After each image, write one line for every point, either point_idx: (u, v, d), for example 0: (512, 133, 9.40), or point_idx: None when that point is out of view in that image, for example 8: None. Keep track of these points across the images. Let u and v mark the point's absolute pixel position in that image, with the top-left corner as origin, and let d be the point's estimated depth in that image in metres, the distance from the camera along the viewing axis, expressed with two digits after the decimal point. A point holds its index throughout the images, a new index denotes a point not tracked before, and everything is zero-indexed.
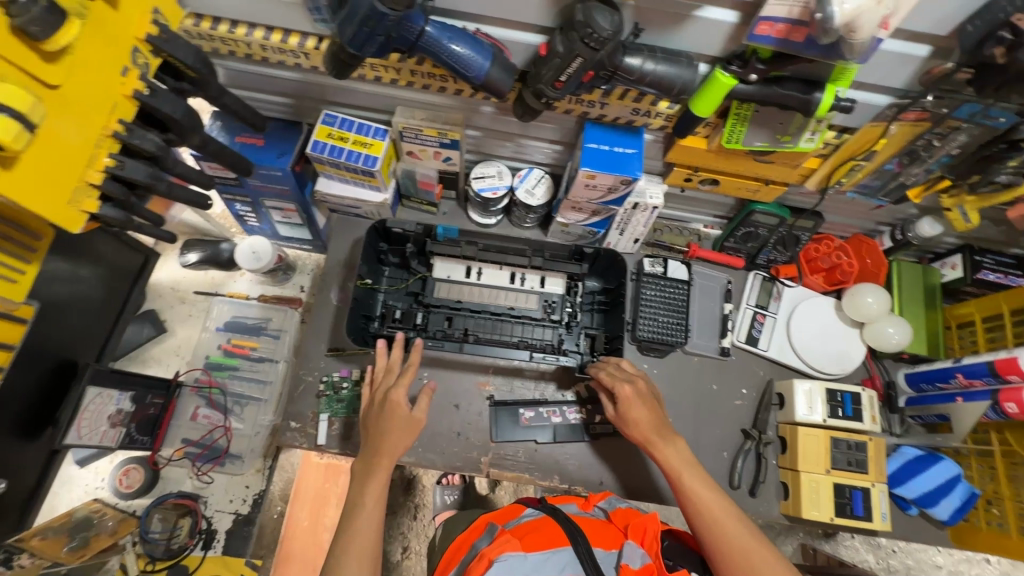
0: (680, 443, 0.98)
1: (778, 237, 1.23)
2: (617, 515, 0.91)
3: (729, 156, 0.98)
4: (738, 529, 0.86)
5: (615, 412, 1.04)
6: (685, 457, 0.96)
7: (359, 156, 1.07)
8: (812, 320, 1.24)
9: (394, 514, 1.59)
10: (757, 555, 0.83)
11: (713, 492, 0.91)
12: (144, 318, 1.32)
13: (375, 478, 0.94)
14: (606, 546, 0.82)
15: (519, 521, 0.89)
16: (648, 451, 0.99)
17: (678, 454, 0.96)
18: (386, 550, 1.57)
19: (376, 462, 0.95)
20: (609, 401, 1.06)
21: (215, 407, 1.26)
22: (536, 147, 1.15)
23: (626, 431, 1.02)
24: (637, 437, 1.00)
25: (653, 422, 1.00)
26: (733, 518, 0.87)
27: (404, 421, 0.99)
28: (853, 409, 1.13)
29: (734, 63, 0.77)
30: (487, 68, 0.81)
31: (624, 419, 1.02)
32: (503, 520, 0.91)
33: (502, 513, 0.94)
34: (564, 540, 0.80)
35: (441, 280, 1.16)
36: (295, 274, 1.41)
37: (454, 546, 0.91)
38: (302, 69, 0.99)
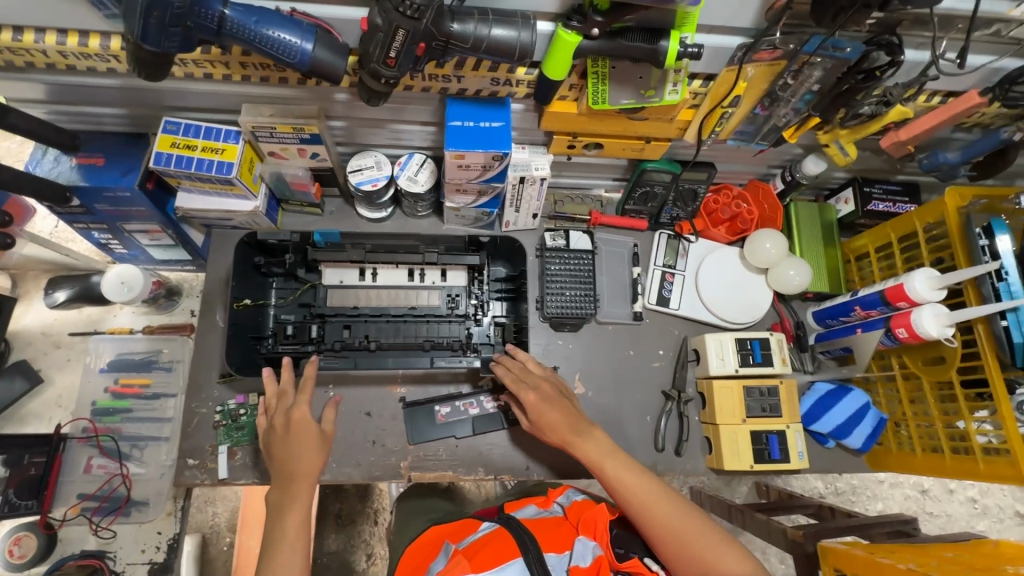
0: (597, 434, 0.96)
1: (675, 193, 1.20)
2: (572, 510, 0.92)
3: (602, 118, 0.94)
4: (667, 507, 0.86)
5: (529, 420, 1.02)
6: (605, 447, 0.94)
7: (210, 164, 0.97)
8: (718, 272, 1.24)
9: (353, 522, 1.53)
10: (688, 530, 0.83)
11: (638, 476, 0.90)
12: (13, 370, 1.19)
13: (292, 508, 0.86)
14: (559, 550, 0.83)
15: (473, 536, 0.89)
16: (569, 450, 0.96)
17: (597, 447, 0.94)
18: (348, 561, 1.52)
19: (291, 478, 0.90)
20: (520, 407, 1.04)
21: (108, 455, 1.16)
22: (411, 131, 1.08)
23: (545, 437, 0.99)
24: (555, 438, 0.97)
25: (565, 418, 0.97)
26: (661, 497, 0.87)
27: (307, 427, 0.95)
28: (763, 354, 1.13)
29: (573, 19, 0.72)
30: (310, 50, 0.73)
31: (538, 420, 0.98)
32: (459, 537, 0.92)
33: (456, 530, 0.95)
34: (514, 552, 0.80)
35: (333, 286, 1.09)
36: (182, 298, 1.30)
37: (414, 563, 0.93)
38: (120, 74, 0.88)
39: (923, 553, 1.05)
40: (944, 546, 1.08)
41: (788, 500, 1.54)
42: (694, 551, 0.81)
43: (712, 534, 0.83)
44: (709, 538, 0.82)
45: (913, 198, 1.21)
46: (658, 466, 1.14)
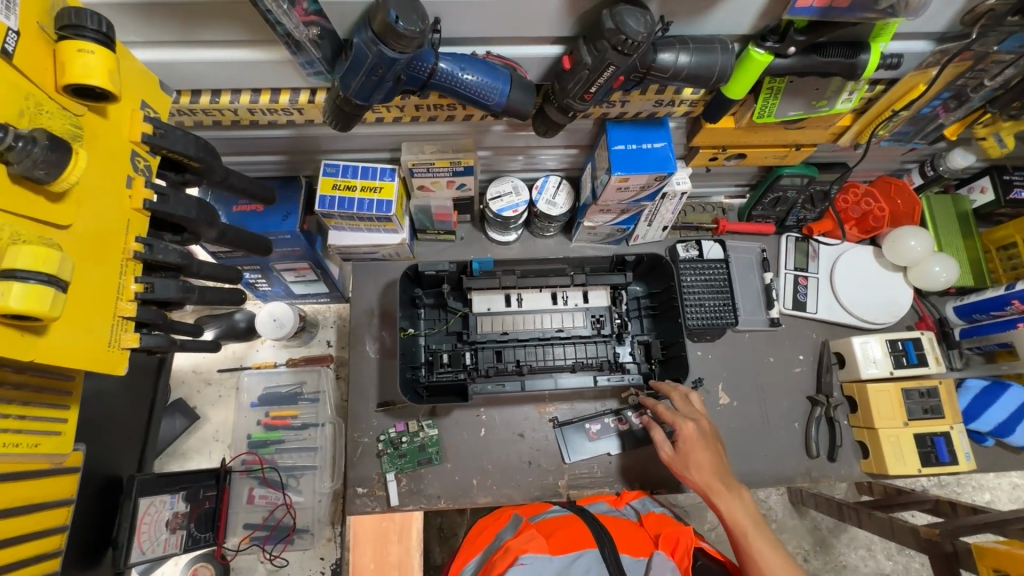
0: (746, 496, 0.87)
1: (807, 196, 1.19)
2: (648, 519, 0.88)
3: (759, 130, 0.94)
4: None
5: (672, 453, 0.96)
6: (750, 513, 0.85)
7: (370, 203, 1.00)
8: (854, 272, 1.22)
9: None
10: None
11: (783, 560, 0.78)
12: (174, 409, 1.25)
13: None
14: (634, 553, 0.78)
15: (545, 516, 0.91)
16: (709, 498, 0.88)
17: (739, 507, 0.85)
18: None
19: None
20: (666, 440, 0.98)
21: (270, 485, 1.20)
22: (548, 155, 1.10)
23: (686, 475, 0.93)
24: (698, 479, 0.91)
25: (717, 467, 0.90)
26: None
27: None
28: (917, 355, 1.12)
29: (769, 39, 0.72)
30: (507, 92, 0.75)
31: (683, 458, 0.93)
32: (528, 513, 0.94)
33: (528, 508, 0.96)
34: (589, 543, 0.76)
35: (482, 313, 1.12)
36: (318, 329, 1.35)
37: (469, 536, 0.91)
38: (295, 125, 0.91)
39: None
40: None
41: (895, 497, 1.34)
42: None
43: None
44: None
45: None
46: (813, 473, 1.13)
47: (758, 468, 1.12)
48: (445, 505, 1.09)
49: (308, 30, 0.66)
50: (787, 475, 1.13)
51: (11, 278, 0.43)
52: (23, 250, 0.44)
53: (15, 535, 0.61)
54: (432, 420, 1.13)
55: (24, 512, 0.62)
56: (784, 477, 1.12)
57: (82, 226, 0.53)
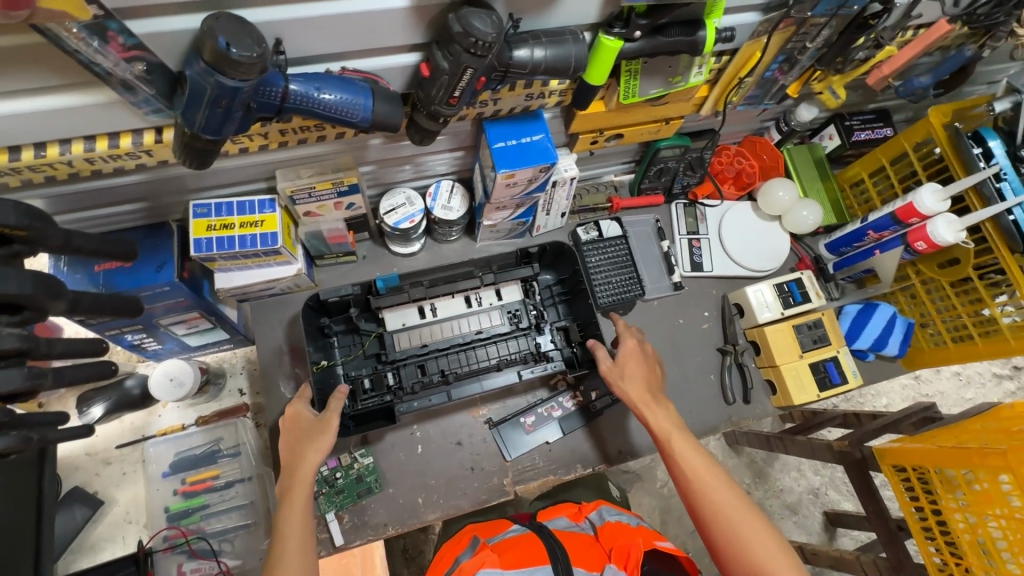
0: (670, 408, 0.98)
1: (686, 163, 1.27)
2: (604, 532, 0.90)
3: (629, 110, 0.98)
4: (723, 493, 0.85)
5: (612, 364, 1.04)
6: (673, 424, 0.95)
7: (253, 239, 0.94)
8: (738, 227, 1.33)
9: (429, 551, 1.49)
10: (738, 518, 0.82)
11: (704, 458, 0.89)
12: (70, 499, 1.12)
13: (291, 501, 0.85)
14: (587, 566, 0.82)
15: (504, 535, 0.92)
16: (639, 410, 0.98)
17: (664, 418, 0.96)
18: None
19: (294, 475, 0.88)
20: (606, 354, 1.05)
21: (201, 556, 1.11)
22: (436, 160, 1.09)
23: (619, 387, 1.01)
24: (630, 393, 1.00)
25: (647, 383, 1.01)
26: (720, 485, 0.86)
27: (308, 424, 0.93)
28: (801, 293, 1.23)
29: (616, 25, 0.75)
30: (371, 106, 0.72)
31: (618, 374, 1.03)
32: (488, 533, 0.94)
33: (488, 528, 0.97)
34: (543, 558, 0.81)
35: (398, 330, 1.11)
36: (227, 379, 1.25)
37: (437, 556, 0.93)
38: (147, 168, 0.83)
39: (953, 431, 1.17)
40: (976, 418, 1.20)
41: (811, 419, 1.48)
42: (746, 544, 0.80)
43: (753, 523, 0.82)
44: (756, 527, 0.81)
45: (888, 122, 1.32)
46: (733, 417, 1.21)
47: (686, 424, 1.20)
48: (394, 531, 1.06)
49: (132, 67, 0.60)
50: (713, 425, 1.21)
51: None
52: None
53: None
54: (365, 448, 1.09)
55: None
56: (711, 428, 1.20)
57: None
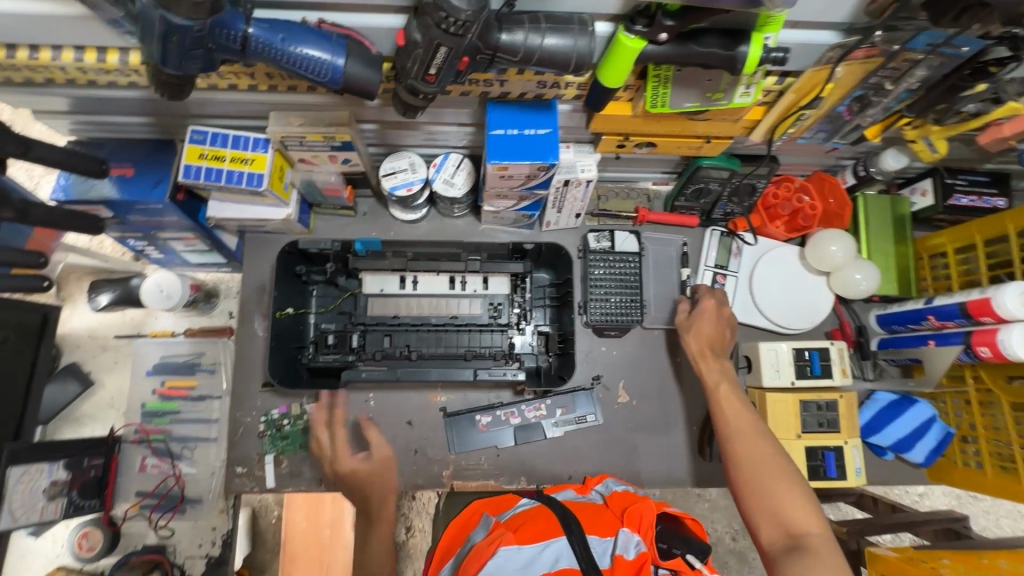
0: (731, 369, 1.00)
1: (731, 189, 1.10)
2: (613, 500, 0.86)
3: (660, 120, 0.85)
4: (758, 443, 0.84)
5: (686, 317, 1.09)
6: (728, 379, 0.97)
7: (240, 176, 0.93)
8: (775, 274, 1.16)
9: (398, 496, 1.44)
10: (764, 468, 0.80)
11: (747, 410, 0.89)
12: (65, 374, 1.22)
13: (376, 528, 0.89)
14: (601, 534, 0.75)
15: (514, 511, 0.83)
16: (699, 359, 1.02)
17: (718, 373, 0.98)
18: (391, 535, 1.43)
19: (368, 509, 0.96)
20: (683, 311, 1.11)
21: (161, 455, 1.19)
22: (447, 131, 1.01)
23: (686, 337, 1.06)
24: (692, 346, 1.04)
25: (713, 340, 1.04)
26: (757, 433, 0.85)
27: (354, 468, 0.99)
28: (822, 366, 1.06)
29: (638, 22, 0.62)
30: (343, 66, 0.66)
31: (688, 327, 1.07)
32: (499, 510, 0.85)
33: (496, 502, 0.88)
34: (557, 530, 0.72)
35: (374, 294, 1.08)
36: (220, 300, 1.30)
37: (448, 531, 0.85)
38: (141, 87, 0.83)
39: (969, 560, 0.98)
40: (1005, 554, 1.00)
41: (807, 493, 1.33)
42: (771, 489, 0.77)
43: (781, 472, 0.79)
44: (785, 476, 0.78)
45: (1002, 190, 1.08)
46: (703, 475, 1.11)
47: (649, 469, 1.11)
48: (327, 488, 1.07)
49: None
50: (678, 477, 1.11)
51: None
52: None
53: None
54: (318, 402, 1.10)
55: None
56: (674, 480, 1.11)
57: None
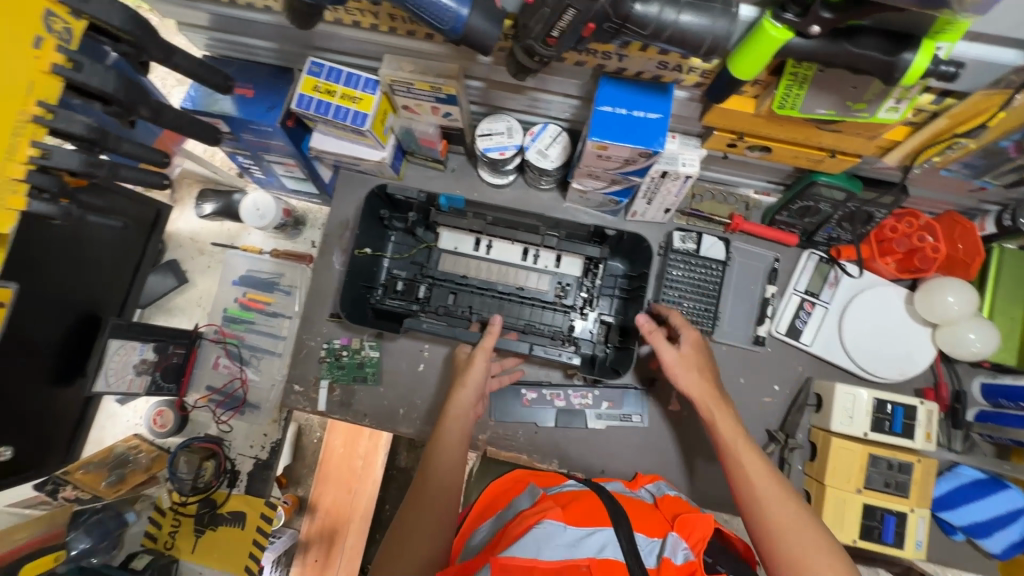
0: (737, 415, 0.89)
1: (843, 213, 1.00)
2: (664, 502, 0.83)
3: (784, 123, 0.78)
4: (790, 515, 0.73)
5: (676, 354, 0.94)
6: (738, 430, 0.86)
7: (347, 113, 0.95)
8: (872, 314, 1.05)
9: None
10: (794, 535, 0.71)
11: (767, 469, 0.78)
12: (166, 268, 1.35)
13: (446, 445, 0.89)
14: (648, 533, 0.72)
15: (561, 488, 0.81)
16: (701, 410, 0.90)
17: (732, 424, 0.87)
18: None
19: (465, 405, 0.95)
20: (666, 344, 0.95)
21: (232, 358, 1.30)
22: (551, 101, 0.98)
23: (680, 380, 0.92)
24: (694, 391, 0.91)
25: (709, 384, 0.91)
26: (782, 495, 0.75)
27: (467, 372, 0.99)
28: (903, 425, 0.97)
29: (789, 10, 0.56)
30: (465, 17, 0.65)
31: (682, 367, 0.93)
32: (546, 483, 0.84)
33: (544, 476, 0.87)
34: (605, 519, 0.70)
35: (448, 251, 1.11)
36: (306, 229, 1.38)
37: (486, 494, 0.83)
38: (274, 13, 0.86)
39: None
40: None
41: None
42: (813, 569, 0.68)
43: (817, 544, 0.70)
44: (820, 547, 0.69)
45: None
46: None
47: (684, 485, 1.08)
48: (370, 424, 1.13)
49: None
50: (714, 499, 1.07)
51: None
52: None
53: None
54: (375, 342, 1.14)
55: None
56: (709, 501, 1.07)
57: None
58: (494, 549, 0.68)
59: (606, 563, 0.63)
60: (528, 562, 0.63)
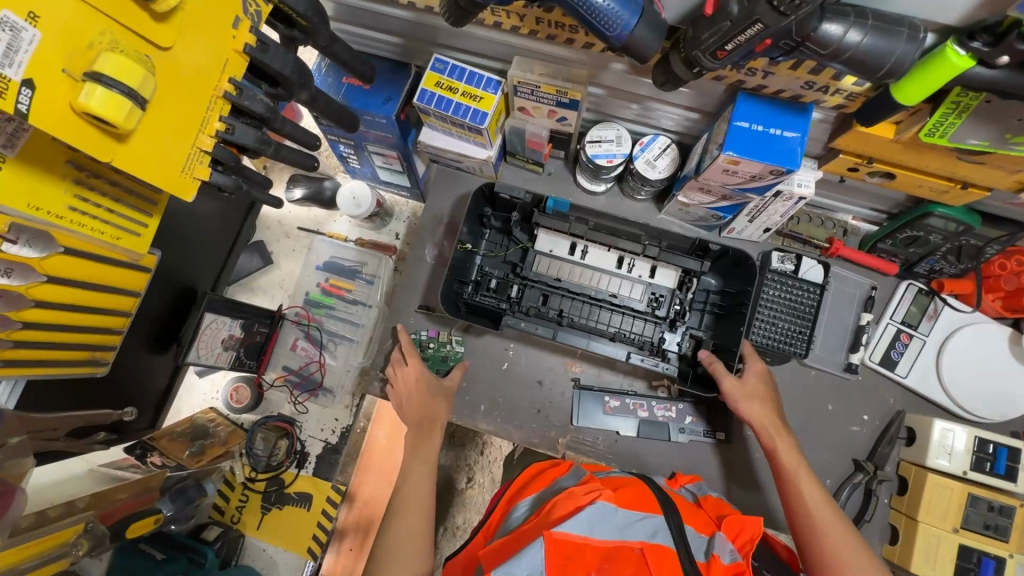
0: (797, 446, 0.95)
1: (954, 246, 0.98)
2: (707, 502, 0.89)
3: (924, 151, 0.77)
4: (849, 548, 0.80)
5: (736, 382, 0.96)
6: (800, 462, 0.91)
7: (466, 110, 0.97)
8: (971, 351, 1.04)
9: (463, 447, 1.50)
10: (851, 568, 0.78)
11: (827, 502, 0.85)
12: (254, 248, 1.38)
13: (425, 447, 0.98)
14: (697, 528, 0.78)
15: (608, 474, 0.91)
16: (763, 436, 0.95)
17: (793, 453, 0.92)
18: (451, 476, 1.51)
19: (428, 428, 1.00)
20: (727, 373, 0.97)
21: (312, 341, 1.31)
22: (666, 113, 0.98)
23: (739, 407, 0.96)
24: (754, 419, 0.95)
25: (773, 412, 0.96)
26: (840, 526, 0.82)
27: (430, 389, 1.05)
28: (1006, 467, 0.95)
29: (977, 38, 0.56)
30: (632, 27, 0.66)
31: (744, 395, 0.96)
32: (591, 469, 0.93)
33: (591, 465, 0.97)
34: (656, 507, 0.76)
35: (543, 253, 1.10)
36: (392, 220, 1.41)
37: (525, 474, 0.93)
38: (415, 9, 0.88)
39: None
40: None
41: None
42: None
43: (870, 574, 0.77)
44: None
45: None
46: None
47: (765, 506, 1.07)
48: None
49: None
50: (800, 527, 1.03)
51: (97, 81, 0.47)
52: (70, 51, 0.48)
53: (61, 300, 0.76)
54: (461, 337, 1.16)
55: (85, 287, 0.78)
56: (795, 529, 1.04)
57: (179, 51, 0.56)
58: (546, 520, 0.73)
59: (658, 548, 0.70)
60: (582, 538, 0.69)
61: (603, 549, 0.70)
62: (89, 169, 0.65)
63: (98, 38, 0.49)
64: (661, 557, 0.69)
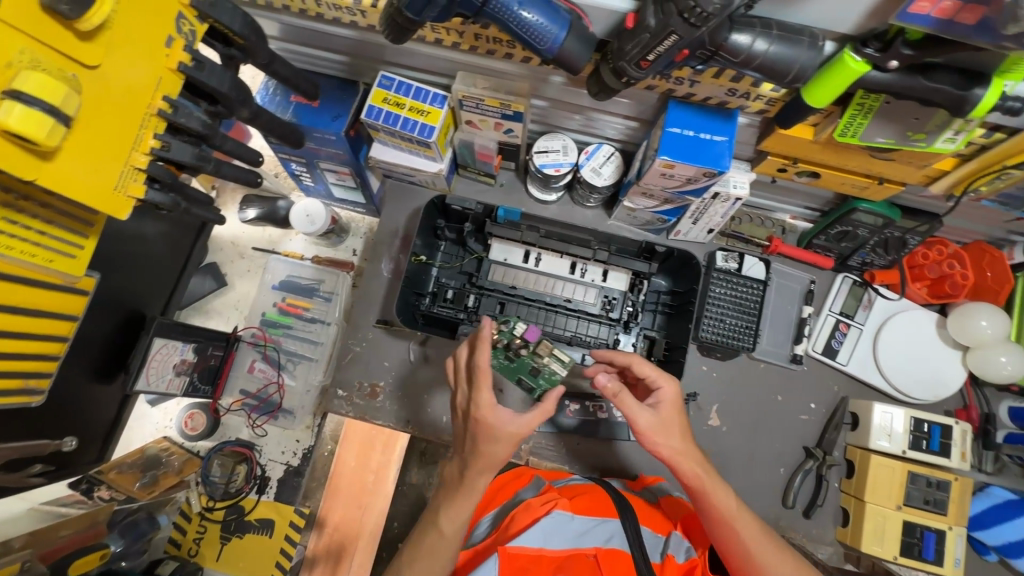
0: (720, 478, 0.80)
1: (881, 239, 1.04)
2: (666, 501, 0.91)
3: (840, 151, 0.83)
4: None
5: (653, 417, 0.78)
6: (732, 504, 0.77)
7: (414, 124, 0.99)
8: (904, 337, 1.10)
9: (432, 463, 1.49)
10: None
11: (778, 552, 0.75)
12: (206, 271, 1.35)
13: (457, 505, 0.73)
14: (653, 528, 0.80)
15: (567, 483, 0.92)
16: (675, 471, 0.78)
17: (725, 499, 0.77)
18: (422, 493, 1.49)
19: (464, 481, 0.74)
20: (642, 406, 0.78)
21: (270, 362, 1.29)
22: (607, 122, 1.03)
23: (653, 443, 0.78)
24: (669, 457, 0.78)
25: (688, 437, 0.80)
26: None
27: (486, 431, 0.73)
28: (941, 443, 1.01)
29: (869, 45, 0.62)
30: (562, 40, 0.70)
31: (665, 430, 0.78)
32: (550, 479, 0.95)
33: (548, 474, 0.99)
34: (612, 511, 0.78)
35: (497, 262, 1.13)
36: (348, 237, 1.40)
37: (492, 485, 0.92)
38: (357, 28, 0.90)
39: None
40: None
41: None
42: None
43: None
44: None
45: None
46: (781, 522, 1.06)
47: None
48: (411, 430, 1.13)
49: None
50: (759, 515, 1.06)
51: (16, 99, 0.47)
52: None
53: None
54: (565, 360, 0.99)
55: (19, 312, 0.76)
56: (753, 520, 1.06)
57: (106, 69, 0.55)
58: (503, 535, 0.76)
59: (612, 553, 0.72)
60: (537, 550, 0.71)
61: (559, 558, 0.72)
62: (18, 191, 0.64)
63: (17, 56, 0.49)
64: (615, 562, 0.71)
